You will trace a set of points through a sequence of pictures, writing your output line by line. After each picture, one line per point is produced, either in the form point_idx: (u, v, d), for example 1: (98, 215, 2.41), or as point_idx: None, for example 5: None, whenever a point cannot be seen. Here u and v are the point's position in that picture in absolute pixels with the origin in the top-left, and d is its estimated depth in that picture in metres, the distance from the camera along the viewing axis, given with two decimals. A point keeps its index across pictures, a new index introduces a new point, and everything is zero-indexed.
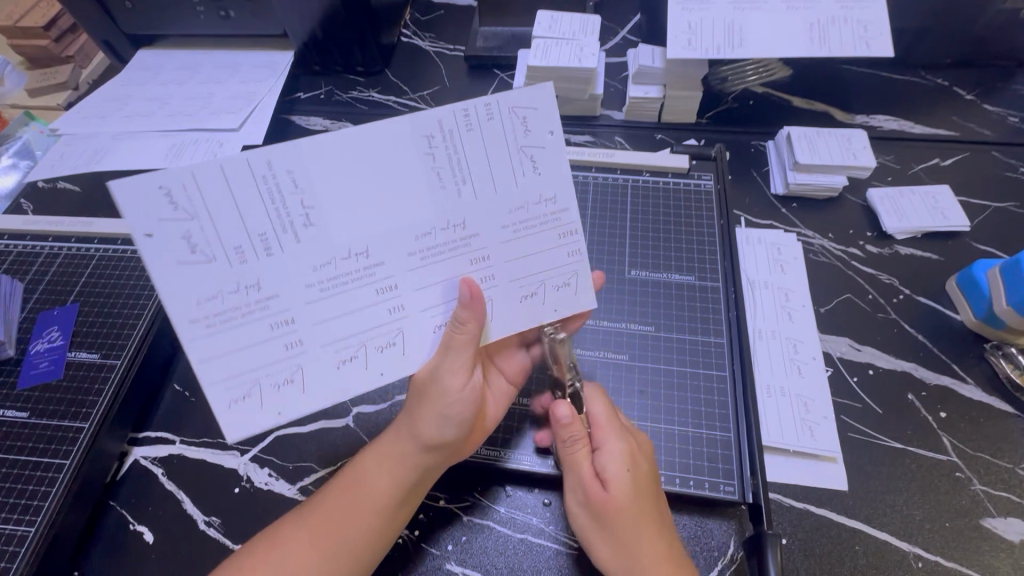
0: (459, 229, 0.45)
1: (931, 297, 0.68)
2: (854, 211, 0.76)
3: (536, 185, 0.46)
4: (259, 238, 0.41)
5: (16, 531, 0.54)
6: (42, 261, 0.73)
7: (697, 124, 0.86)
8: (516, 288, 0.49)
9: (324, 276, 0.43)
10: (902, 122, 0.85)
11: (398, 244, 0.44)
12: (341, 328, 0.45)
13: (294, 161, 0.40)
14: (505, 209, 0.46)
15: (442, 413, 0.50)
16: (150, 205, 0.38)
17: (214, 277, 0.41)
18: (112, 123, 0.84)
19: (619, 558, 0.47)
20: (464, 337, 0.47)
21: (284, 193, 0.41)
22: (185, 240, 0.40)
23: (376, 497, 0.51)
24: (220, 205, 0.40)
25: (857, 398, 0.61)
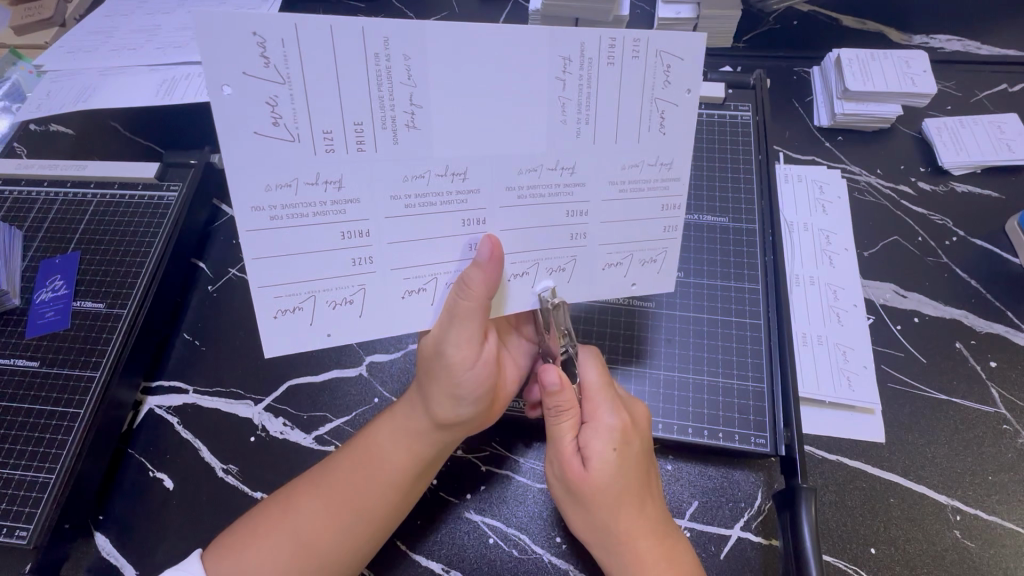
0: (565, 173, 0.42)
1: (987, 239, 0.63)
2: (907, 144, 0.69)
3: (656, 146, 0.42)
4: (354, 127, 0.37)
5: (37, 478, 0.54)
6: (39, 206, 0.70)
7: (734, 49, 0.78)
8: (602, 255, 0.46)
9: (411, 192, 0.40)
10: (968, 42, 0.76)
11: (497, 171, 0.40)
12: (415, 253, 0.42)
13: (414, 49, 0.36)
14: (617, 164, 0.42)
15: (453, 391, 0.46)
16: (242, 52, 0.34)
17: (292, 159, 0.37)
18: (98, 57, 0.78)
19: (593, 531, 0.45)
20: (469, 303, 0.42)
21: (393, 80, 0.37)
22: (269, 105, 0.36)
23: (391, 473, 0.49)
24: (319, 78, 0.36)
25: (900, 348, 0.57)
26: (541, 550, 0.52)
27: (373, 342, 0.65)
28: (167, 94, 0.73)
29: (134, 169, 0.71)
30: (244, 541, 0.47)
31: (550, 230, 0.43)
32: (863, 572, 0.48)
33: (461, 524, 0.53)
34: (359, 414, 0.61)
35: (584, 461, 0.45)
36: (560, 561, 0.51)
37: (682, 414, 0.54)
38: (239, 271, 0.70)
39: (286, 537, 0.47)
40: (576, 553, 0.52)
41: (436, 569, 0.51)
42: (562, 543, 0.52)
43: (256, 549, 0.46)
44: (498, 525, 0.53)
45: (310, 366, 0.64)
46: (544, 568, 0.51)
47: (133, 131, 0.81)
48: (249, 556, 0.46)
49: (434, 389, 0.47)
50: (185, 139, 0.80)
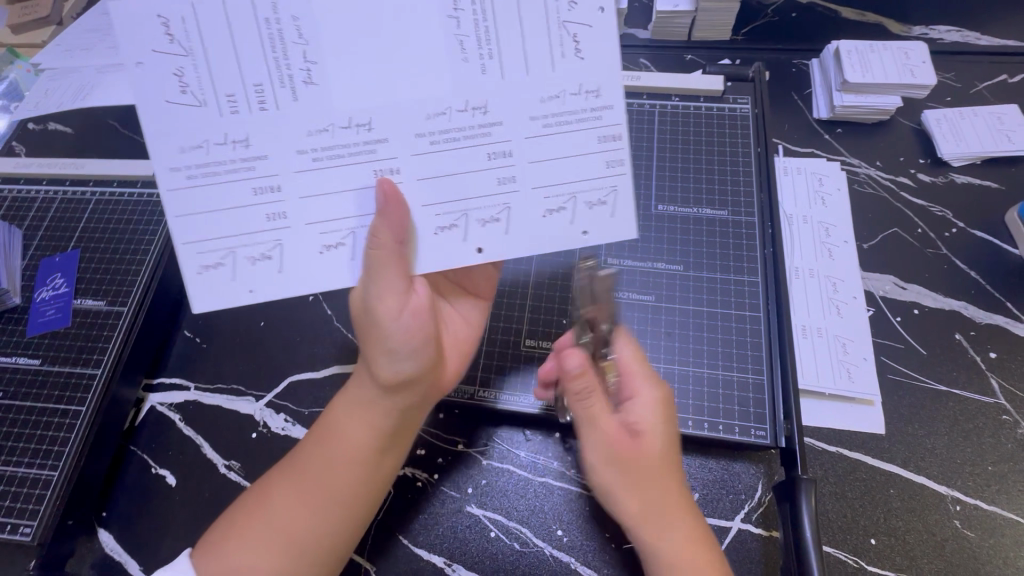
0: (478, 113, 0.42)
1: (987, 230, 0.63)
2: (906, 136, 0.69)
3: (578, 73, 0.43)
4: (256, 91, 0.40)
5: (40, 475, 0.55)
6: (38, 205, 0.70)
7: (733, 42, 0.77)
8: (539, 196, 0.44)
9: (319, 146, 0.41)
10: (967, 33, 0.75)
11: (407, 119, 0.42)
12: (330, 208, 0.43)
13: (301, 10, 0.39)
14: (535, 100, 0.43)
15: (387, 348, 0.45)
16: (149, 30, 0.39)
17: (202, 123, 0.41)
18: (94, 55, 0.78)
19: (650, 509, 0.44)
20: (382, 249, 0.41)
21: (286, 41, 0.40)
22: (177, 78, 0.40)
23: (353, 449, 0.49)
24: (220, 48, 0.40)
25: (899, 339, 0.57)
26: (542, 544, 0.52)
27: None
28: None
29: (132, 167, 0.71)
30: (229, 536, 0.46)
31: (475, 175, 0.43)
32: (863, 563, 0.48)
33: (463, 518, 0.53)
34: None
35: (636, 433, 0.45)
36: (561, 554, 0.52)
37: (682, 406, 0.54)
38: None
39: (265, 528, 0.46)
40: (578, 546, 0.52)
41: (438, 562, 0.52)
42: (564, 536, 0.52)
43: (239, 543, 0.46)
44: (500, 518, 0.53)
45: (311, 362, 0.64)
46: (545, 561, 0.51)
47: (132, 130, 0.81)
48: (233, 552, 0.46)
49: (371, 347, 0.46)
50: None
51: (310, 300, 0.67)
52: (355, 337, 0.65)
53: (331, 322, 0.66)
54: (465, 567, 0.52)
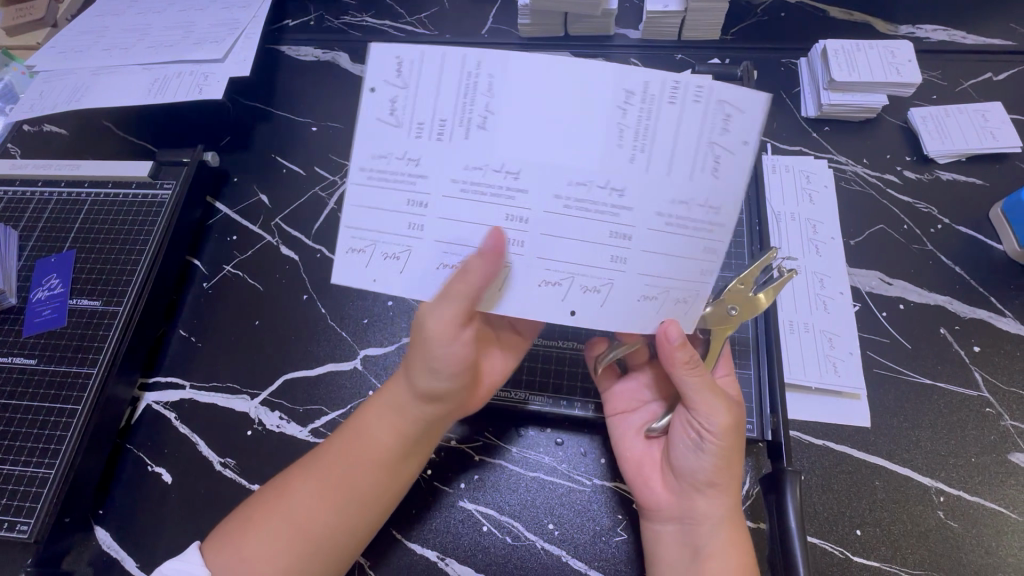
0: (614, 195, 0.40)
1: (972, 226, 0.64)
2: (893, 134, 0.70)
3: (708, 188, 0.40)
4: (438, 121, 0.41)
5: (36, 473, 0.55)
6: (34, 206, 0.70)
7: (722, 41, 0.78)
8: (640, 285, 0.43)
9: (468, 181, 0.41)
10: (953, 32, 0.76)
11: (547, 177, 0.40)
12: (456, 232, 0.42)
13: (497, 68, 0.39)
14: (662, 195, 0.40)
15: (433, 364, 0.47)
16: (383, 66, 0.41)
17: (389, 138, 0.42)
18: (88, 57, 0.78)
19: (730, 469, 0.47)
20: (462, 285, 0.42)
21: (476, 92, 0.40)
22: (388, 102, 0.41)
23: (374, 451, 0.49)
24: (426, 84, 0.40)
25: (885, 334, 0.58)
26: (534, 537, 0.53)
27: (367, 335, 0.65)
28: (159, 94, 0.73)
29: (126, 168, 0.71)
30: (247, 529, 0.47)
31: (583, 245, 0.42)
32: (849, 553, 0.49)
33: (456, 513, 0.54)
34: (354, 406, 0.61)
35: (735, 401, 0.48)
36: (552, 548, 0.52)
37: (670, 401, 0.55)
38: (233, 268, 0.71)
39: (281, 523, 0.47)
40: (568, 539, 0.53)
41: (431, 557, 0.52)
42: (554, 529, 0.53)
43: (257, 537, 0.46)
44: (492, 513, 0.54)
45: (306, 360, 0.64)
46: (537, 555, 0.52)
47: (127, 131, 0.81)
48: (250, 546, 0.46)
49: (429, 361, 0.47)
50: (178, 139, 0.80)
51: (304, 299, 0.68)
52: (348, 335, 0.65)
53: (325, 321, 0.66)
54: (458, 560, 0.52)
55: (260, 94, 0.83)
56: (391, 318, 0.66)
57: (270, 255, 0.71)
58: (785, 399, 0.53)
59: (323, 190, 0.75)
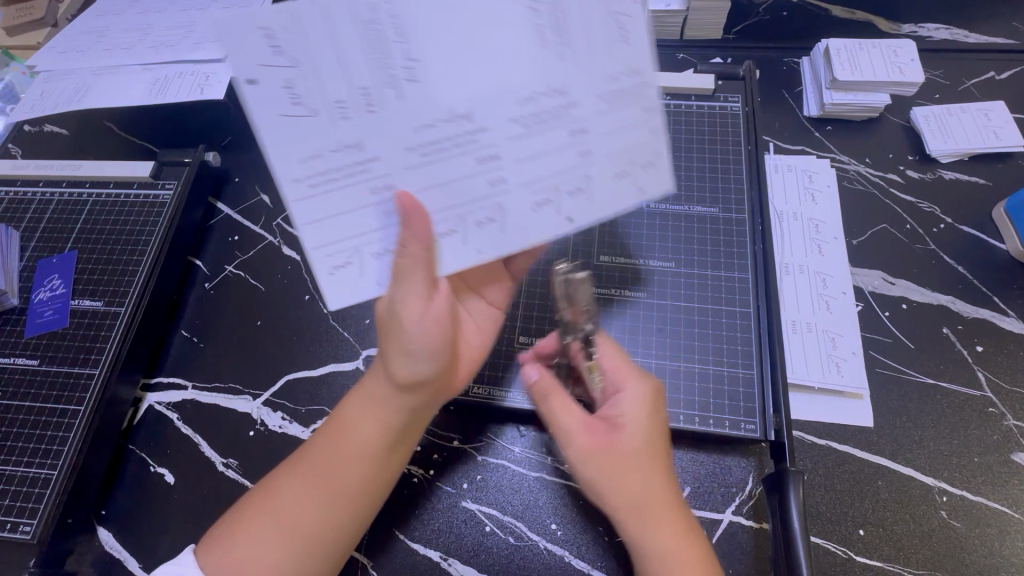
0: (561, 97, 0.41)
1: (975, 226, 0.64)
2: (895, 133, 0.70)
3: (629, 51, 0.41)
4: (361, 92, 0.38)
5: (39, 474, 0.55)
6: (36, 206, 0.70)
7: (724, 40, 0.78)
8: (610, 164, 0.44)
9: (425, 141, 0.40)
10: (956, 30, 0.76)
11: (499, 108, 0.40)
12: (437, 198, 0.42)
13: (397, 7, 0.37)
14: (601, 76, 0.41)
15: (407, 350, 0.45)
16: (251, 45, 0.36)
17: (313, 131, 0.38)
18: (89, 57, 0.78)
19: (636, 505, 0.44)
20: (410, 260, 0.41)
21: (385, 38, 0.37)
22: (286, 90, 0.37)
23: (358, 443, 0.49)
24: (321, 53, 0.37)
25: (888, 334, 0.58)
26: (537, 538, 0.53)
27: (369, 335, 0.65)
28: (160, 94, 0.72)
29: (128, 168, 0.71)
30: (238, 527, 0.47)
31: (556, 157, 0.43)
32: (852, 553, 0.49)
33: (459, 513, 0.54)
34: None
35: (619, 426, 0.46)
36: (555, 548, 0.52)
37: (674, 402, 0.55)
38: (235, 268, 0.71)
39: (271, 522, 0.47)
40: (571, 539, 0.53)
41: (434, 557, 0.52)
42: (557, 529, 0.53)
43: (246, 538, 0.46)
44: (494, 513, 0.54)
45: (308, 360, 0.64)
46: (540, 555, 0.52)
47: (128, 131, 0.81)
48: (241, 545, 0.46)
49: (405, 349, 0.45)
50: (180, 138, 0.80)
51: (306, 299, 0.68)
52: (350, 335, 0.65)
53: (327, 321, 0.66)
54: (460, 561, 0.52)
55: None
56: None
57: (271, 255, 0.71)
58: (788, 398, 0.53)
59: None
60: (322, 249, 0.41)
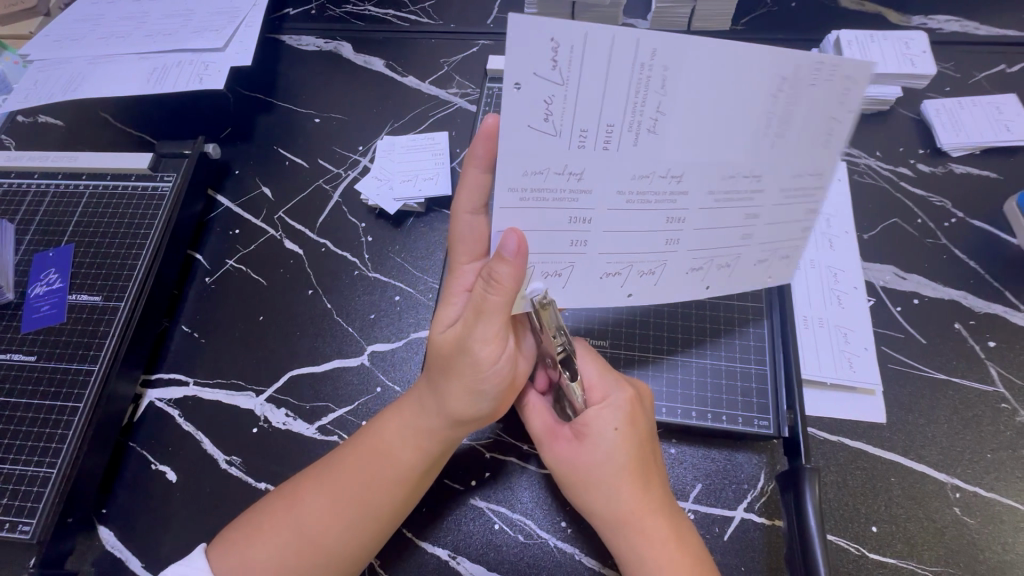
0: (753, 180, 0.41)
1: (986, 220, 0.63)
2: (906, 127, 0.69)
3: (819, 160, 0.42)
4: (605, 129, 0.37)
5: (38, 473, 0.54)
6: (30, 198, 0.69)
7: (731, 32, 0.77)
8: (761, 251, 0.47)
9: (636, 188, 0.40)
10: (966, 23, 0.75)
11: (706, 176, 0.40)
12: (623, 244, 0.43)
13: (676, 61, 0.35)
14: (792, 174, 0.42)
15: (475, 386, 0.45)
16: (535, 52, 0.33)
17: (548, 151, 0.37)
18: (84, 45, 0.76)
19: (605, 512, 0.45)
20: (499, 296, 0.41)
21: (649, 89, 0.36)
22: (544, 104, 0.35)
23: (396, 466, 0.48)
24: (592, 82, 0.35)
25: (900, 329, 0.57)
26: (547, 535, 0.52)
27: (374, 330, 0.64)
28: (157, 83, 0.71)
29: (126, 160, 0.69)
30: (250, 531, 0.47)
31: (725, 233, 0.44)
32: (864, 550, 0.48)
33: (467, 510, 0.54)
34: (362, 404, 0.60)
35: (589, 442, 0.46)
36: (565, 545, 0.52)
37: (685, 398, 0.54)
38: (236, 262, 0.69)
39: (293, 533, 0.46)
40: (581, 537, 0.52)
41: (443, 555, 0.52)
42: (568, 527, 0.52)
43: (263, 540, 0.46)
44: (504, 511, 0.53)
45: (313, 356, 0.63)
46: (550, 553, 0.51)
47: (125, 122, 0.79)
48: (259, 545, 0.46)
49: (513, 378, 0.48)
50: (178, 130, 0.78)
51: (310, 294, 0.66)
52: (355, 330, 0.64)
53: (330, 316, 0.65)
54: (470, 559, 0.52)
55: (261, 85, 0.81)
56: (399, 314, 0.64)
57: (273, 249, 0.70)
58: (801, 394, 0.53)
59: (327, 183, 0.73)
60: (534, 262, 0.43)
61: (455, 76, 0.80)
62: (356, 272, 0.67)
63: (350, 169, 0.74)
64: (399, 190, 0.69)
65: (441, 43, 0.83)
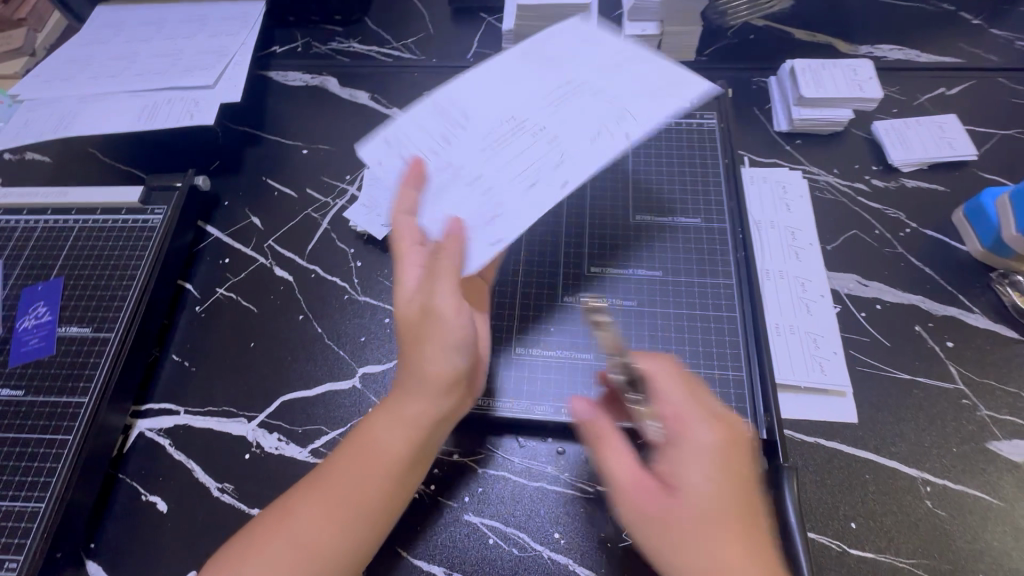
0: (601, 133, 0.52)
1: (938, 229, 0.67)
2: (860, 146, 0.74)
3: (667, 99, 0.54)
4: (445, 138, 0.54)
5: (26, 507, 0.54)
6: (20, 234, 0.69)
7: (695, 62, 0.83)
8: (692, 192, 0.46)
9: (498, 158, 0.53)
10: (908, 50, 0.82)
11: (551, 136, 0.53)
12: (534, 188, 0.50)
13: (464, 97, 0.57)
14: (634, 103, 0.54)
15: (447, 347, 0.48)
16: (379, 145, 0.54)
17: (425, 166, 0.53)
18: (74, 84, 0.78)
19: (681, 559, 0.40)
20: (448, 257, 0.47)
21: (467, 110, 0.56)
22: (399, 153, 0.54)
23: (387, 461, 0.49)
24: (429, 122, 0.55)
25: (865, 333, 0.61)
26: (540, 547, 0.53)
27: (365, 353, 0.65)
28: (148, 120, 0.73)
29: (116, 194, 0.71)
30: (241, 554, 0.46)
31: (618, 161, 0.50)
32: (845, 546, 0.51)
33: (460, 527, 0.54)
34: (354, 425, 0.61)
35: (677, 488, 0.41)
36: (559, 556, 0.53)
37: None
38: (226, 291, 0.70)
39: (287, 542, 0.46)
40: (574, 547, 0.53)
41: (438, 573, 0.52)
42: (560, 538, 0.54)
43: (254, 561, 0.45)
44: (497, 525, 0.54)
45: (304, 381, 0.64)
46: (544, 565, 0.52)
47: (113, 157, 0.81)
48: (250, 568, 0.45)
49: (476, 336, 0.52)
50: (167, 164, 0.80)
51: (300, 319, 0.68)
52: (346, 353, 0.65)
53: (321, 340, 0.66)
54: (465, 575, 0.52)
55: (250, 119, 0.84)
56: (389, 336, 0.66)
57: (263, 277, 0.71)
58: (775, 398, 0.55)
59: (316, 211, 0.75)
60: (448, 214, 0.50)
61: None
62: (346, 296, 0.69)
63: (338, 198, 0.76)
64: (387, 216, 0.71)
65: (423, 76, 0.87)
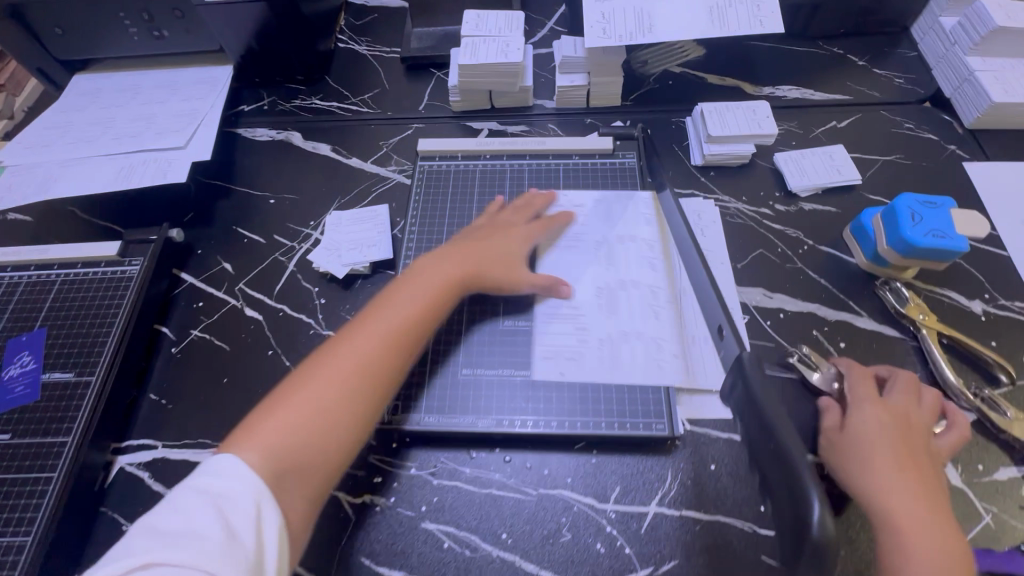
0: (614, 257, 0.74)
1: (831, 245, 0.77)
2: (764, 175, 0.84)
3: (633, 232, 0.76)
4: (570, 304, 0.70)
5: (14, 541, 0.59)
6: (4, 289, 0.75)
7: (622, 106, 0.94)
8: (653, 290, 0.71)
9: (601, 308, 0.70)
10: (804, 90, 0.94)
11: (617, 278, 0.72)
12: (634, 317, 0.69)
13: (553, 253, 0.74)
14: (626, 240, 0.75)
15: (496, 254, 0.70)
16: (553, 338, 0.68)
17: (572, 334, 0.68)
18: (54, 149, 0.85)
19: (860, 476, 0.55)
20: (502, 232, 0.73)
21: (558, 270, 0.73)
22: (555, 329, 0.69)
23: (422, 304, 0.63)
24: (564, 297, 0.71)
25: (771, 339, 0.70)
26: (490, 547, 0.59)
27: None
28: (124, 180, 0.80)
29: (95, 248, 0.77)
30: (278, 403, 0.53)
31: (633, 285, 0.71)
32: (756, 528, 0.58)
33: (418, 534, 0.60)
34: None
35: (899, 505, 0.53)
36: (506, 554, 0.59)
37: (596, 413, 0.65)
38: (200, 332, 0.76)
39: (346, 364, 0.56)
40: (520, 545, 0.59)
41: None
42: (508, 538, 0.60)
43: (291, 411, 0.52)
44: (451, 530, 0.60)
45: None
46: (493, 563, 0.58)
47: (91, 214, 0.88)
48: (287, 417, 0.52)
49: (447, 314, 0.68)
50: (143, 218, 0.87)
51: (270, 354, 0.74)
52: None
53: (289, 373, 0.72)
54: None
55: (220, 173, 0.92)
56: None
57: (234, 317, 0.77)
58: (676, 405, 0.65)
59: (283, 255, 0.82)
60: (542, 343, 0.68)
61: (393, 155, 0.92)
62: (311, 331, 0.75)
63: (303, 242, 0.83)
64: (347, 256, 0.78)
65: (380, 128, 0.96)
